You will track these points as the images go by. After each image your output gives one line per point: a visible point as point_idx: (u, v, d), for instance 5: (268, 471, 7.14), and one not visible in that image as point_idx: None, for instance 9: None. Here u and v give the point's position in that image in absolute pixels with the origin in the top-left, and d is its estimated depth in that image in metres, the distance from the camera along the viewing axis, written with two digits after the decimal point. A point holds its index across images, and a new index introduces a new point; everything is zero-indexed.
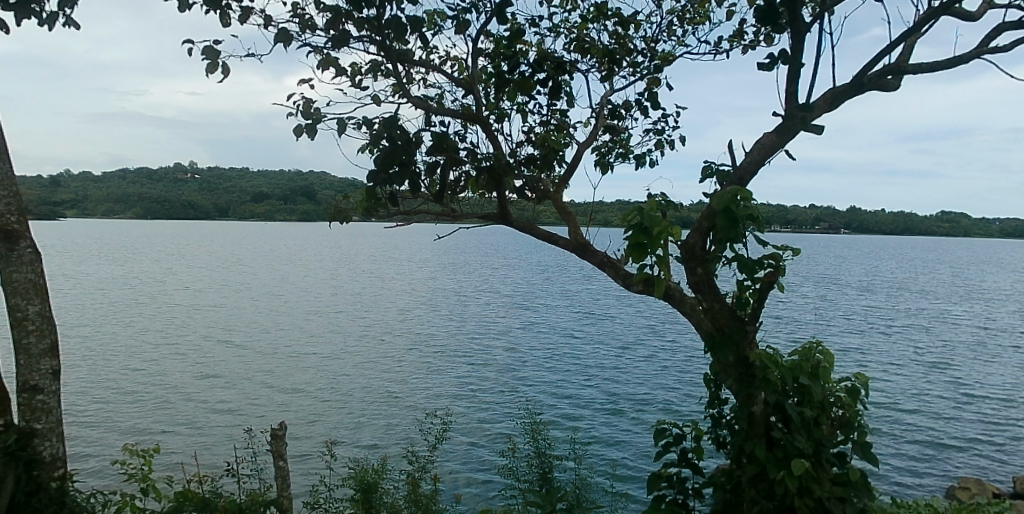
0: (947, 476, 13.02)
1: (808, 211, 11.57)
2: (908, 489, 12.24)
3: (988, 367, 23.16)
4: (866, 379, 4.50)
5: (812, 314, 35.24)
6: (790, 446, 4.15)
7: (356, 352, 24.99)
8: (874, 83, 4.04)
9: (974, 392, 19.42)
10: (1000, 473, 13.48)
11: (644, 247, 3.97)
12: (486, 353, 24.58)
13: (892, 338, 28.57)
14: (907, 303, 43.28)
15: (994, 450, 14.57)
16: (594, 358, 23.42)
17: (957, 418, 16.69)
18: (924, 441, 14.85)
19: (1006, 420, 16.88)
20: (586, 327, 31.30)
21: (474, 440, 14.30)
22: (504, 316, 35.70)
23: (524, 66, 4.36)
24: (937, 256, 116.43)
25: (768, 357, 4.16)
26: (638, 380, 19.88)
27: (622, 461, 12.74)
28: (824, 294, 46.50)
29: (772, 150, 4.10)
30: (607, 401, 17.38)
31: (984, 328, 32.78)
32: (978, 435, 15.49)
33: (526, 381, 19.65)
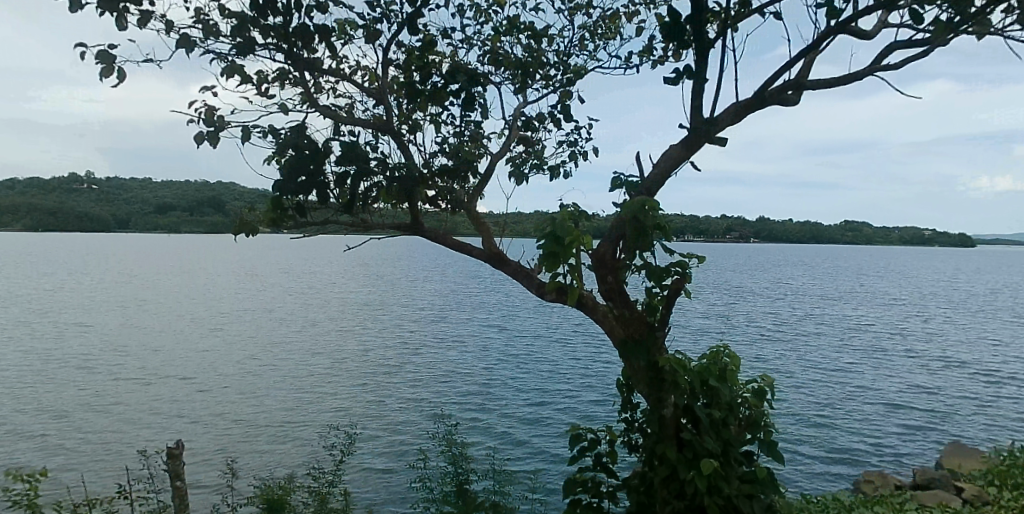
0: (852, 471, 13.52)
1: (711, 223, 11.87)
2: (816, 485, 12.66)
3: (892, 367, 24.29)
4: (772, 379, 4.60)
5: (732, 322, 36.25)
6: (699, 447, 4.26)
7: (274, 367, 24.37)
8: (775, 98, 4.14)
9: (879, 392, 20.29)
10: (902, 465, 14.08)
11: (557, 256, 4.07)
12: (411, 365, 24.37)
13: (804, 342, 29.68)
14: (817, 308, 45.27)
15: (896, 446, 15.23)
16: (519, 367, 23.52)
17: (862, 417, 17.42)
18: (831, 440, 15.42)
19: (908, 417, 17.71)
20: (512, 337, 31.41)
21: (392, 454, 14.11)
22: (431, 326, 35.47)
23: (437, 77, 4.33)
24: (848, 264, 122.00)
25: (676, 361, 4.24)
26: (559, 389, 20.01)
27: (537, 469, 12.76)
28: (740, 302, 48.04)
29: (680, 162, 4.14)
30: (530, 411, 17.43)
31: (889, 332, 34.43)
32: (881, 433, 16.22)
33: (450, 393, 19.58)
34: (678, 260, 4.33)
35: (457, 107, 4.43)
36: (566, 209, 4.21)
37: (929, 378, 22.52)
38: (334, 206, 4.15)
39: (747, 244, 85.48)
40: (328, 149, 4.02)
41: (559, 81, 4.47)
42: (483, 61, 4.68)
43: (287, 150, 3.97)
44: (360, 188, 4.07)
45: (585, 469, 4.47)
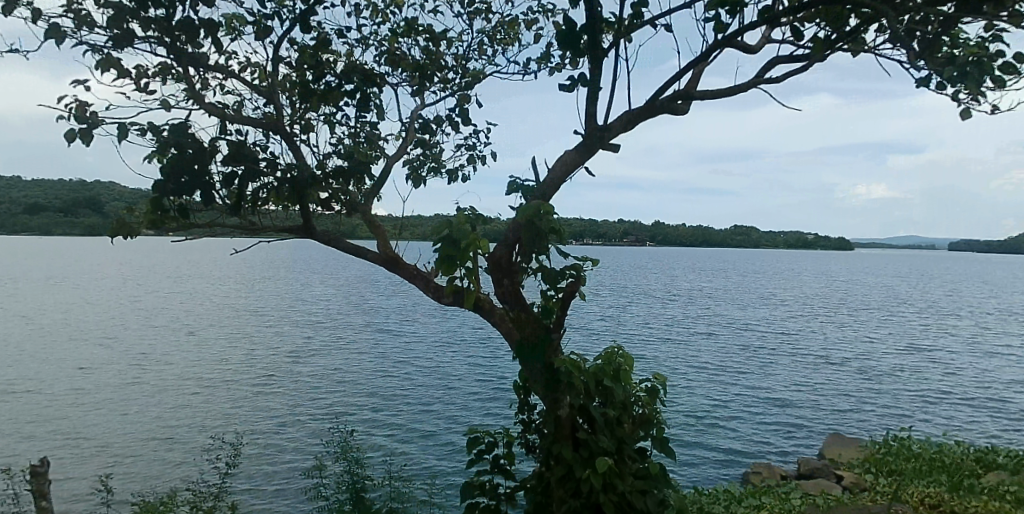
0: (739, 462, 14.16)
1: (613, 226, 12.21)
2: (706, 478, 13.19)
3: (783, 365, 25.66)
4: (665, 378, 4.68)
5: (640, 323, 37.33)
6: (593, 446, 4.34)
7: (170, 376, 23.31)
8: (666, 107, 4.26)
9: (771, 387, 21.35)
10: (786, 455, 14.86)
11: (454, 259, 4.06)
12: (317, 371, 23.89)
13: (705, 343, 30.85)
14: (719, 310, 47.11)
15: (782, 438, 16.07)
16: (427, 372, 23.45)
17: (753, 412, 18.29)
18: (723, 435, 16.08)
19: (795, 409, 18.73)
20: (422, 341, 31.30)
21: (288, 466, 13.76)
22: (342, 331, 34.87)
23: (329, 77, 4.39)
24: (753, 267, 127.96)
25: (571, 362, 4.26)
26: (466, 392, 20.03)
27: (434, 474, 12.76)
28: (647, 304, 49.41)
29: (575, 167, 4.20)
30: (435, 416, 17.41)
31: (784, 331, 36.34)
32: (770, 426, 17.08)
33: (356, 399, 19.33)
34: (574, 263, 4.39)
35: (352, 107, 4.52)
36: (462, 212, 4.20)
37: (817, 373, 23.86)
38: (220, 207, 4.06)
39: (659, 247, 88.23)
40: (213, 149, 3.92)
41: (458, 83, 4.59)
42: (379, 61, 4.78)
43: (168, 149, 3.83)
44: (248, 189, 3.99)
45: (483, 472, 4.52)
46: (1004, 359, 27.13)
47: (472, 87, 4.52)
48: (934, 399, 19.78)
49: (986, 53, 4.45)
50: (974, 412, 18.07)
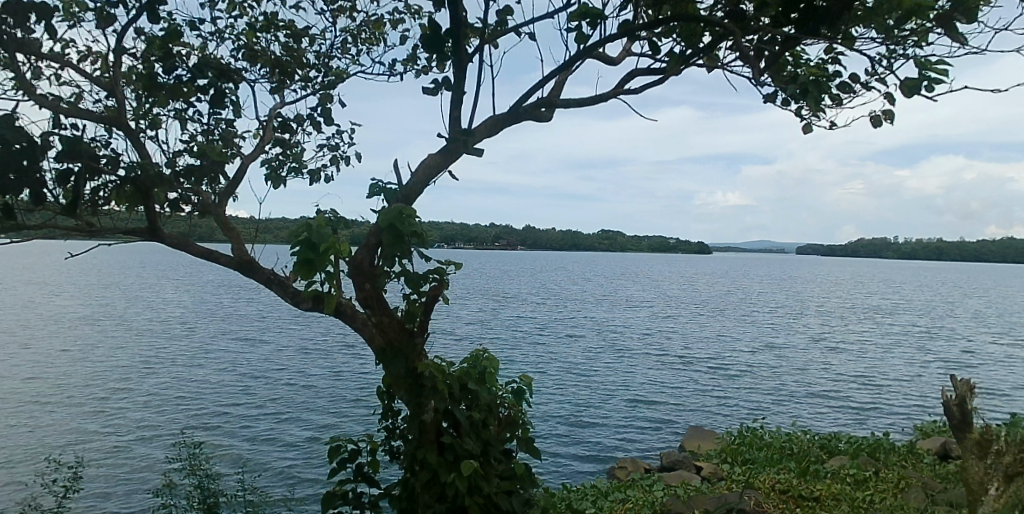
0: (604, 459, 14.70)
1: (473, 232, 12.46)
2: (570, 476, 13.60)
3: (655, 364, 26.89)
4: (531, 379, 4.73)
5: (523, 327, 37.97)
6: (459, 449, 4.32)
7: (14, 388, 21.39)
8: (529, 114, 4.29)
9: (641, 386, 22.36)
10: (649, 449, 15.59)
11: (312, 264, 3.95)
12: (183, 381, 22.62)
13: (584, 345, 31.90)
14: (600, 312, 48.82)
15: (647, 434, 16.86)
16: (304, 379, 22.81)
17: (621, 410, 19.06)
18: (590, 434, 16.67)
19: (661, 405, 19.70)
20: (301, 347, 30.38)
21: (139, 486, 12.98)
22: (214, 339, 33.19)
23: (181, 70, 4.44)
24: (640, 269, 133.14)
25: (435, 365, 4.24)
26: (342, 399, 19.73)
27: (295, 487, 12.39)
28: (532, 308, 50.42)
29: (438, 171, 4.18)
30: (306, 425, 16.94)
31: (658, 331, 38.12)
32: (636, 423, 17.85)
33: (224, 411, 18.47)
34: (436, 267, 4.39)
35: (206, 103, 4.60)
36: (322, 215, 4.11)
37: (684, 371, 25.20)
38: (51, 207, 3.80)
39: (545, 250, 90.01)
40: (45, 145, 3.66)
41: (321, 81, 4.81)
42: (237, 56, 4.90)
43: None
44: (86, 189, 3.78)
45: (345, 481, 4.52)
46: (847, 353, 29.75)
47: (332, 86, 4.76)
48: (783, 391, 21.44)
49: (826, 73, 4.58)
50: (818, 403, 19.73)
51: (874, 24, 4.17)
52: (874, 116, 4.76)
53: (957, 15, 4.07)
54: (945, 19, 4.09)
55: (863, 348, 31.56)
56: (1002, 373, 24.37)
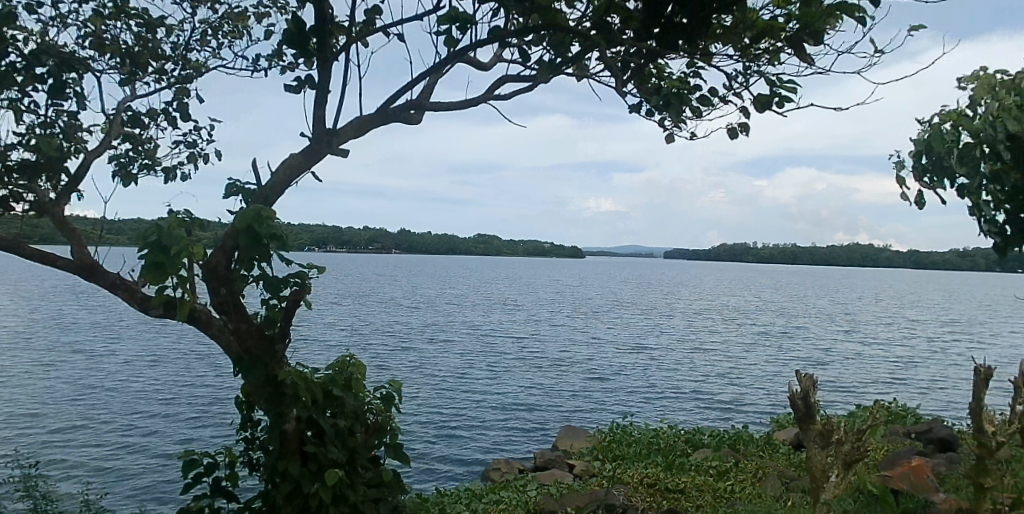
0: (475, 462, 14.80)
1: (343, 235, 12.40)
2: (436, 480, 13.59)
3: (532, 367, 27.42)
4: (399, 383, 4.69)
5: (403, 332, 37.57)
6: (322, 458, 4.22)
7: None
8: (398, 115, 4.23)
9: (516, 390, 22.73)
10: (520, 450, 15.88)
11: (163, 267, 3.70)
12: (21, 398, 20.48)
13: (470, 350, 32.08)
14: (485, 317, 49.29)
15: (519, 436, 17.16)
16: (164, 392, 21.37)
17: (495, 414, 19.28)
18: (463, 438, 16.72)
19: (534, 408, 20.14)
20: (163, 357, 28.44)
21: None
22: (60, 351, 30.35)
23: (15, 56, 4.15)
24: (529, 274, 135.17)
25: (297, 373, 4.12)
26: (212, 410, 18.80)
27: (140, 508, 11.53)
28: (422, 313, 50.26)
29: (300, 172, 4.06)
30: (162, 442, 15.83)
31: (535, 335, 38.93)
32: (508, 426, 18.11)
33: (69, 430, 16.90)
34: (300, 270, 4.25)
35: (46, 93, 4.36)
36: (174, 216, 3.89)
37: (559, 374, 25.83)
38: None
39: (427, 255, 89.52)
40: None
41: (178, 75, 4.87)
42: (82, 43, 4.70)
43: None
44: None
45: (201, 497, 4.38)
46: (709, 353, 31.64)
47: (190, 80, 4.86)
48: (656, 390, 22.55)
49: (688, 86, 4.72)
50: (682, 400, 20.85)
51: (729, 43, 4.26)
52: (733, 129, 5.00)
53: (805, 37, 3.90)
54: (795, 42, 3.92)
55: (723, 347, 33.70)
56: (847, 368, 26.83)
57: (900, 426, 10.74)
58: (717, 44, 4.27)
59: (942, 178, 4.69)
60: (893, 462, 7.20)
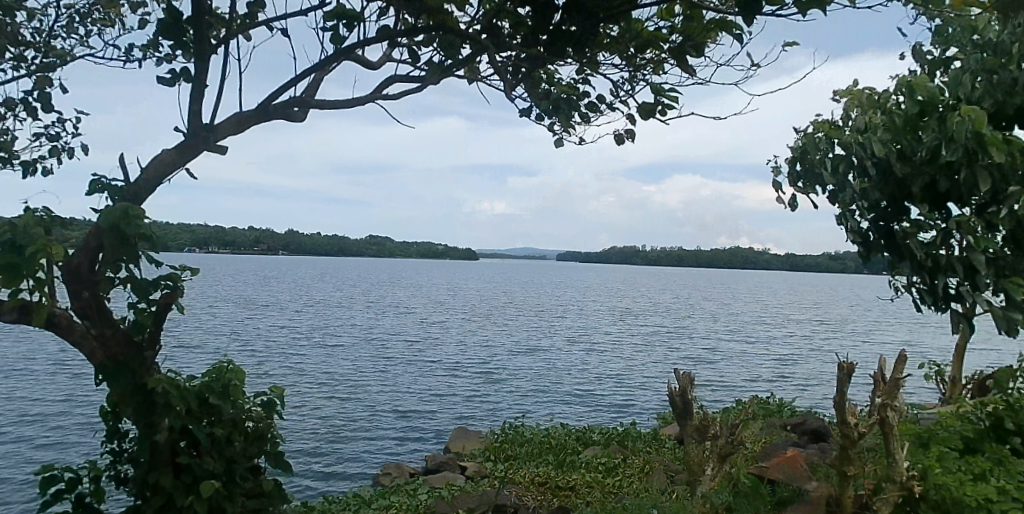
0: (363, 471, 14.47)
1: (227, 238, 11.90)
2: (321, 490, 13.20)
3: (428, 372, 27.23)
4: (281, 389, 4.52)
5: (294, 338, 36.30)
6: (198, 470, 4.02)
7: None
8: (280, 113, 4.04)
9: (411, 395, 22.47)
10: (410, 456, 15.70)
11: (16, 269, 3.37)
12: None
13: (365, 355, 31.45)
14: (382, 321, 48.51)
15: (410, 441, 16.96)
16: (20, 406, 19.50)
17: (387, 421, 18.98)
18: (352, 447, 16.32)
19: (427, 413, 19.98)
20: (20, 367, 25.95)
21: None
22: None
23: None
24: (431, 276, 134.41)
25: (169, 380, 3.87)
26: (77, 424, 17.34)
27: None
28: (320, 318, 48.92)
29: (173, 170, 3.82)
30: (15, 461, 14.41)
31: (433, 338, 38.72)
32: (399, 432, 17.87)
33: None
34: (171, 271, 3.99)
35: None
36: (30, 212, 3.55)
37: (454, 378, 25.79)
38: None
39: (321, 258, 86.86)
40: None
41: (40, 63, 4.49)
42: None
43: None
44: None
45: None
46: (601, 354, 32.61)
47: (54, 68, 4.50)
48: (550, 391, 22.97)
49: (578, 93, 4.76)
50: (574, 401, 21.35)
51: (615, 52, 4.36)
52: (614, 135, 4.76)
53: (687, 49, 4.04)
54: (677, 53, 4.05)
55: (615, 348, 34.81)
56: (729, 365, 28.55)
57: (776, 420, 11.47)
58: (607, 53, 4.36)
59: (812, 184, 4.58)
60: (771, 453, 7.80)
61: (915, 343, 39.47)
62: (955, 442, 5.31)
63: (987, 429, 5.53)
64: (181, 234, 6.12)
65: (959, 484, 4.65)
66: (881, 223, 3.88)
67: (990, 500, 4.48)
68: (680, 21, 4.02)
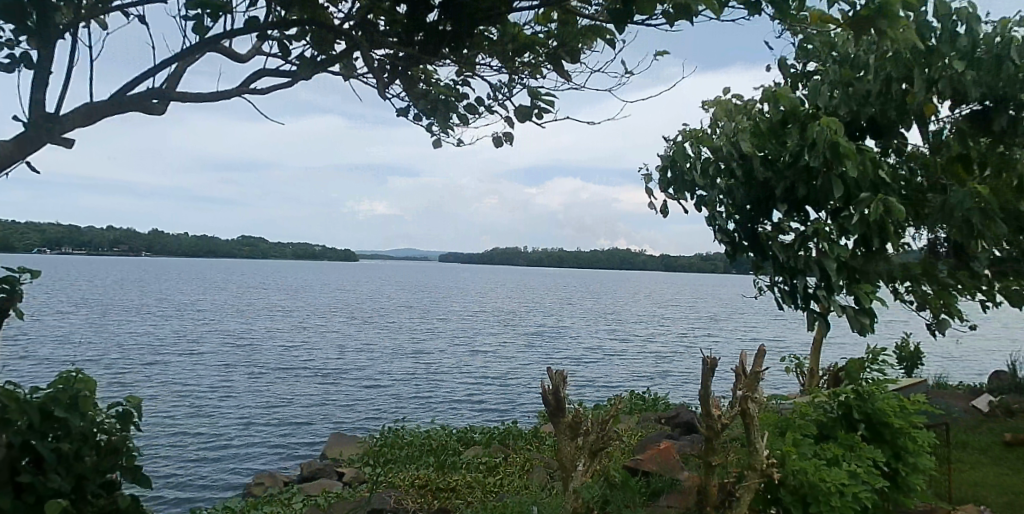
0: (237, 483, 13.70)
1: (81, 237, 10.87)
2: (188, 505, 12.38)
3: (306, 377, 26.25)
4: (138, 399, 4.15)
5: (156, 345, 33.70)
6: (41, 488, 3.56)
7: None
8: (138, 104, 3.60)
9: (289, 403, 21.55)
10: (289, 464, 15.08)
11: None
12: None
13: (238, 361, 29.81)
14: (256, 325, 46.19)
15: (288, 449, 16.27)
16: None
17: (264, 430, 18.10)
18: (226, 459, 15.41)
19: (307, 420, 19.26)
20: None
21: None
22: None
23: None
24: (309, 279, 129.57)
25: (4, 393, 3.50)
26: None
27: None
28: (187, 323, 45.77)
29: (10, 164, 3.27)
30: None
31: (310, 342, 37.34)
32: (275, 441, 17.08)
33: None
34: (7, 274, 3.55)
35: None
36: None
37: (335, 383, 25.05)
38: None
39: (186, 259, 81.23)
40: None
41: None
42: None
43: None
44: None
45: None
46: (484, 355, 32.95)
47: None
48: (435, 394, 22.90)
49: (456, 94, 4.52)
50: (459, 403, 21.43)
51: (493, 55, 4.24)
52: (496, 137, 4.30)
53: (562, 54, 4.13)
54: (553, 57, 4.11)
55: (498, 349, 35.24)
56: (607, 364, 29.79)
57: (651, 413, 12.09)
58: (486, 57, 4.22)
59: (685, 190, 4.64)
60: (647, 445, 8.18)
61: (770, 338, 43.08)
62: (809, 429, 5.88)
63: (839, 418, 6.18)
64: (30, 233, 5.51)
65: (814, 469, 5.24)
66: (746, 225, 4.19)
67: (840, 482, 5.14)
68: (555, 27, 4.11)
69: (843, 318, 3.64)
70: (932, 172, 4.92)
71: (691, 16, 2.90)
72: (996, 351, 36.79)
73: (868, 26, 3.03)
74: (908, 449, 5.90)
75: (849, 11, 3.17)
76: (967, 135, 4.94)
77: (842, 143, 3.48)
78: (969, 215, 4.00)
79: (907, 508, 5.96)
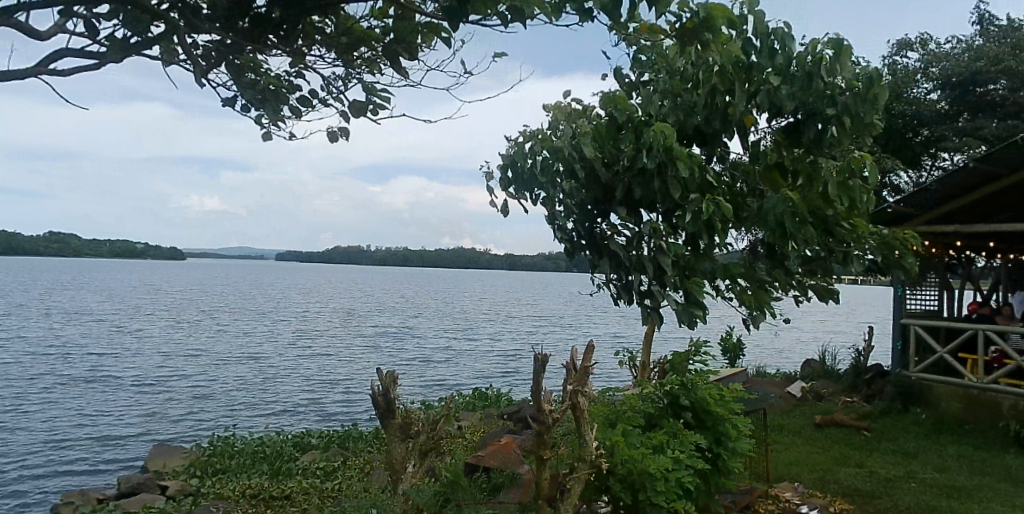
0: (35, 506, 11.97)
1: None
2: None
3: (120, 387, 23.57)
4: None
5: None
6: None
7: None
8: None
9: (100, 414, 19.25)
10: (101, 480, 13.47)
11: None
12: None
13: (35, 372, 26.09)
14: (59, 331, 40.75)
15: (99, 464, 14.51)
16: None
17: (70, 445, 16.03)
18: (21, 481, 13.42)
19: (124, 432, 17.32)
20: None
21: None
22: None
23: None
24: (124, 280, 116.65)
25: None
26: None
27: None
28: None
29: None
30: None
31: (126, 349, 33.62)
32: (83, 456, 15.15)
33: None
34: None
35: None
36: None
37: (156, 393, 22.78)
38: None
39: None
40: None
41: None
42: None
43: None
44: None
45: None
46: (326, 358, 31.64)
47: None
48: (272, 400, 21.63)
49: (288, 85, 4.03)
50: (298, 408, 20.44)
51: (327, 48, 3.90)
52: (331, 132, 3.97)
53: (399, 51, 3.88)
54: (389, 54, 3.84)
55: (341, 351, 34.03)
56: (453, 363, 29.89)
57: (494, 409, 12.23)
58: (319, 48, 3.88)
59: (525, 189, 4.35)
60: (487, 442, 8.19)
61: (605, 334, 45.68)
62: (638, 419, 6.19)
63: (665, 407, 6.59)
64: None
65: (642, 458, 5.49)
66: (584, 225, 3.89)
67: (661, 468, 5.43)
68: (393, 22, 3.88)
69: (674, 313, 3.43)
70: (751, 180, 4.54)
71: (524, 19, 2.83)
72: (793, 341, 41.92)
73: (692, 36, 3.16)
74: (728, 435, 6.37)
75: (674, 22, 3.29)
76: (783, 146, 4.51)
77: (674, 146, 3.62)
78: (780, 214, 3.80)
79: (723, 491, 6.43)
